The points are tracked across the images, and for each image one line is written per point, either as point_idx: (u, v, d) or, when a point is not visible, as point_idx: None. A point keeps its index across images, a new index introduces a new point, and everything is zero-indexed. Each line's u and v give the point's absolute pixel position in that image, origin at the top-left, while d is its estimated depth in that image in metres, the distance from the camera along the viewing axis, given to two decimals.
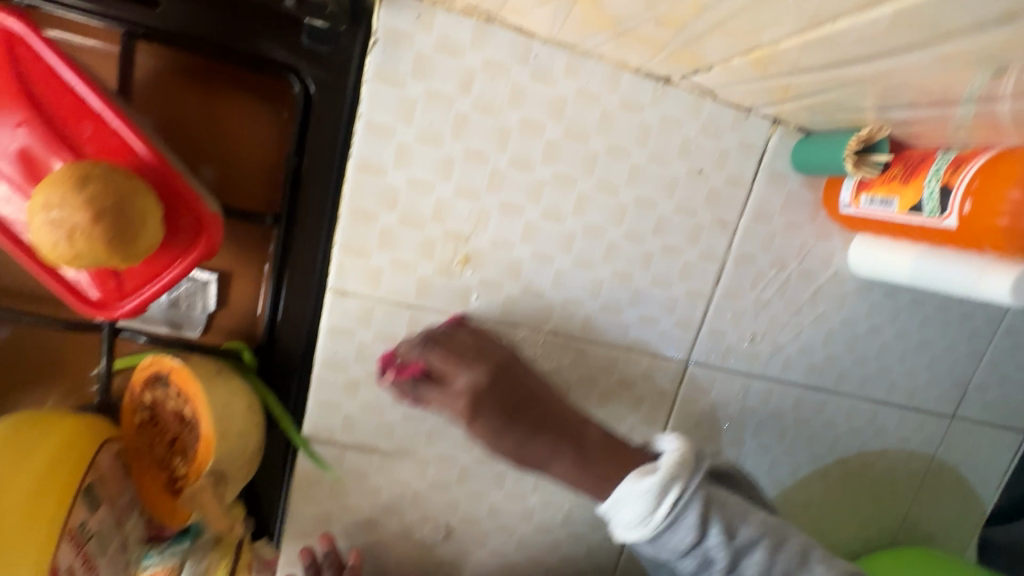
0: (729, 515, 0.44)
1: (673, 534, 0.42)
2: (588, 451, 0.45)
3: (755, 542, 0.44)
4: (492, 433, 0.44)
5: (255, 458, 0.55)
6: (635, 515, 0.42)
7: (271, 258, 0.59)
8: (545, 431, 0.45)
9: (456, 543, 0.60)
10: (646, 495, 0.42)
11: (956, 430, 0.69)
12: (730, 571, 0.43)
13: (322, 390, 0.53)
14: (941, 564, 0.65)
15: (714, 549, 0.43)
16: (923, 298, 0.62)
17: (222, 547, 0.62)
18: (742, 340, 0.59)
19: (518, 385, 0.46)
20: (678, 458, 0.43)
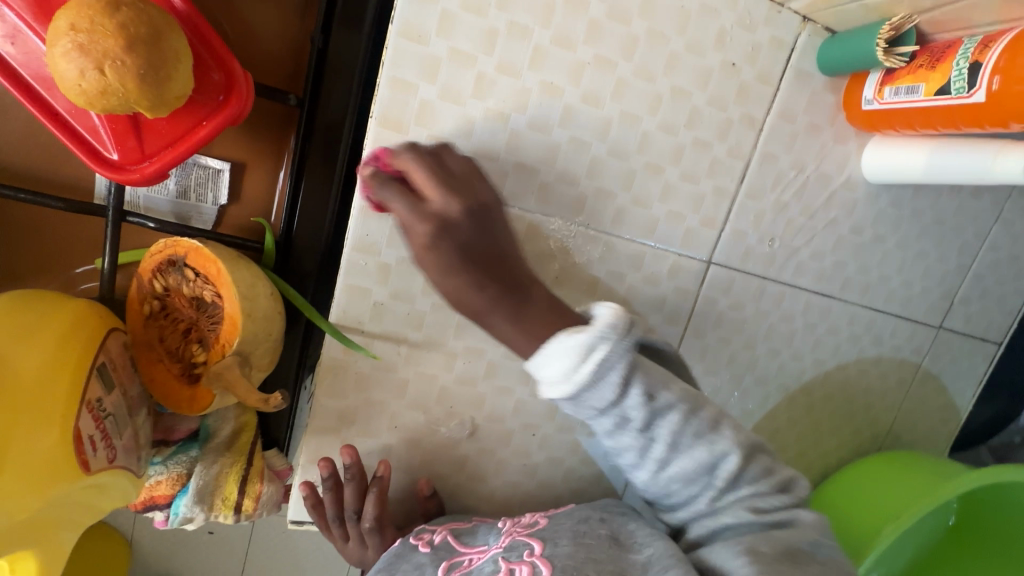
0: (652, 382, 0.41)
1: (595, 393, 0.39)
2: (530, 308, 0.40)
3: (673, 408, 0.41)
4: (439, 268, 0.38)
5: (278, 347, 0.53)
6: (558, 372, 0.38)
7: (292, 150, 0.57)
8: (490, 285, 0.38)
9: (480, 442, 0.60)
10: (572, 350, 0.38)
11: (941, 341, 0.74)
12: (645, 430, 0.41)
13: (352, 274, 0.52)
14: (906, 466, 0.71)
15: (632, 410, 0.40)
16: (923, 208, 0.66)
17: (235, 452, 0.60)
18: (760, 242, 0.61)
19: (483, 234, 0.39)
20: (611, 323, 0.39)
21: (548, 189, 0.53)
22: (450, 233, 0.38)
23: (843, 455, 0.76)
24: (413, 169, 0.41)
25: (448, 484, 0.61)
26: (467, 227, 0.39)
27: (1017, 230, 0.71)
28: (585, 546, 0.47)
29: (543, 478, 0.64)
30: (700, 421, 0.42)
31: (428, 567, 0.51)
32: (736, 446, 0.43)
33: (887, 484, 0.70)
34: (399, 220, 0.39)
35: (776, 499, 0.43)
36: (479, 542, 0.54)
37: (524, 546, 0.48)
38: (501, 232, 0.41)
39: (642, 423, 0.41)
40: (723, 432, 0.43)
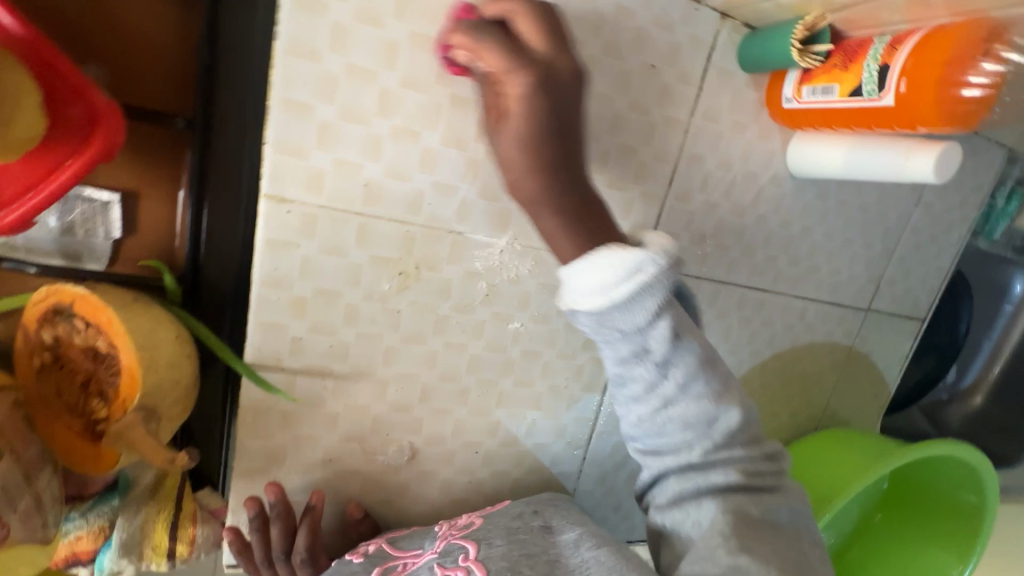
0: (680, 323, 0.40)
1: (628, 314, 0.38)
2: (592, 214, 0.40)
3: (691, 352, 0.41)
4: (522, 139, 0.38)
5: (190, 393, 0.49)
6: (599, 281, 0.38)
7: (188, 175, 0.52)
8: (558, 176, 0.39)
9: (421, 465, 0.59)
10: (618, 262, 0.38)
11: (870, 322, 0.77)
12: (660, 366, 0.40)
13: (264, 311, 0.48)
14: (845, 445, 0.74)
15: (655, 340, 0.39)
16: (848, 198, 0.67)
17: (160, 499, 0.57)
18: (692, 242, 0.61)
19: (575, 108, 0.39)
20: (663, 252, 0.39)
21: (469, 204, 0.51)
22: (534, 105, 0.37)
23: (784, 437, 0.79)
24: (517, 23, 0.39)
25: (391, 509, 0.60)
26: (547, 102, 0.38)
27: (935, 212, 0.73)
28: (518, 542, 0.50)
29: (490, 492, 0.64)
30: (711, 377, 0.41)
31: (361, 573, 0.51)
32: (739, 406, 0.42)
33: (828, 461, 0.73)
34: (494, 72, 0.38)
35: (764, 465, 0.43)
36: (413, 546, 0.54)
37: (459, 551, 0.50)
38: (581, 113, 0.40)
39: (660, 356, 0.40)
40: (730, 390, 0.42)
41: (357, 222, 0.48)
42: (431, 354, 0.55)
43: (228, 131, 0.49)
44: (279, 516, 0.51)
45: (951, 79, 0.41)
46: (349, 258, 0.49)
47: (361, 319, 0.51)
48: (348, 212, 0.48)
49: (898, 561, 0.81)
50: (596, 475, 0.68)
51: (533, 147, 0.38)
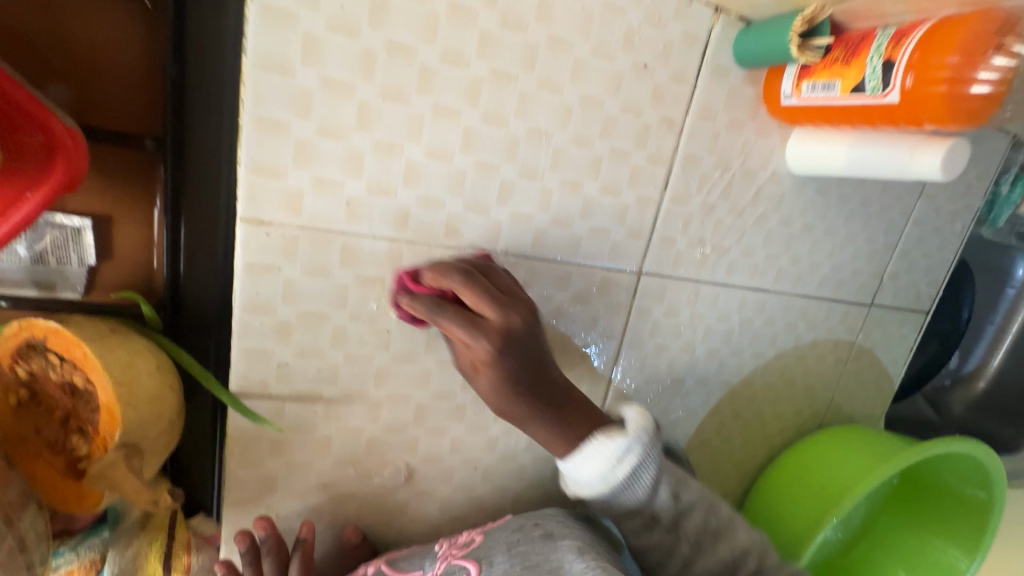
0: (671, 471, 0.50)
1: (630, 488, 0.47)
2: (570, 417, 0.48)
3: (695, 505, 0.51)
4: (494, 390, 0.45)
5: (174, 424, 0.47)
6: (597, 472, 0.46)
7: (163, 193, 0.49)
8: (540, 416, 0.47)
9: (418, 484, 0.57)
10: (609, 454, 0.46)
11: (873, 317, 0.75)
12: (671, 528, 0.50)
13: (248, 337, 0.46)
14: (857, 441, 0.72)
15: (660, 505, 0.49)
16: (849, 193, 0.65)
17: (151, 531, 0.55)
18: (690, 245, 0.59)
19: (534, 346, 0.46)
20: (642, 428, 0.48)
21: (458, 218, 0.49)
22: (509, 359, 0.44)
23: (789, 436, 0.78)
24: (468, 292, 0.43)
25: (391, 528, 0.59)
26: (518, 349, 0.45)
27: (939, 203, 0.71)
28: (519, 556, 0.50)
29: (491, 507, 0.62)
30: (718, 521, 0.52)
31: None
32: (749, 542, 0.51)
33: (836, 460, 0.71)
34: (459, 339, 0.43)
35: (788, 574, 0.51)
36: (414, 566, 0.54)
37: (461, 573, 0.50)
38: (541, 351, 0.47)
39: (668, 515, 0.50)
40: (737, 530, 0.52)
41: (340, 241, 0.46)
42: (425, 373, 0.53)
43: (202, 148, 0.46)
44: (271, 550, 0.49)
45: (960, 72, 0.39)
46: (335, 278, 0.47)
47: (350, 340, 0.49)
48: (330, 231, 0.46)
49: (906, 555, 0.81)
50: None
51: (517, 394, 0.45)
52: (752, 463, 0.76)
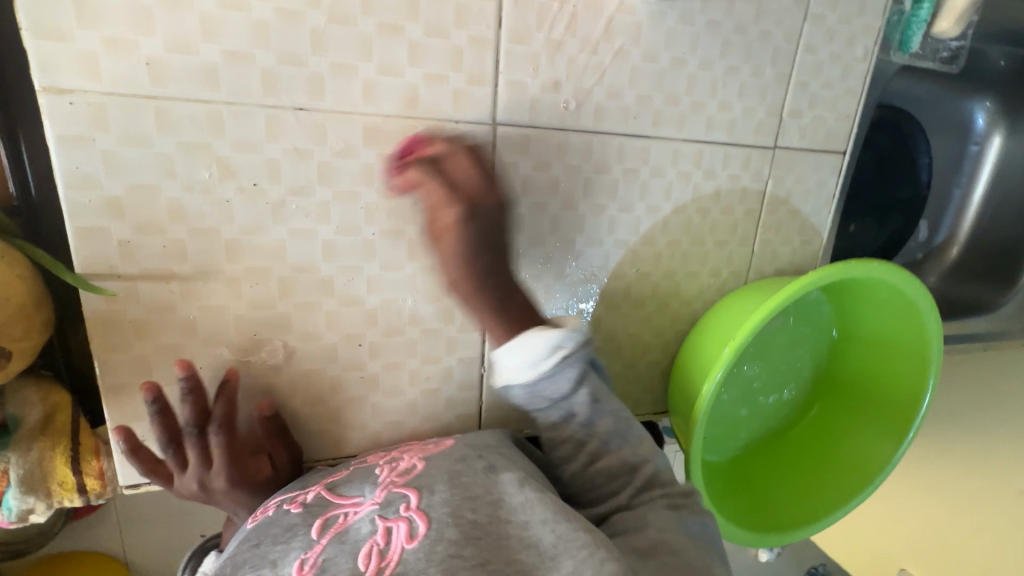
0: (596, 389, 0.57)
1: (554, 379, 0.54)
2: (512, 302, 0.55)
3: (610, 412, 0.58)
4: (459, 248, 0.52)
5: (26, 314, 0.49)
6: (525, 359, 0.54)
7: None
8: (494, 290, 0.54)
9: (303, 363, 0.58)
10: (542, 343, 0.53)
11: (781, 161, 0.72)
12: (585, 425, 0.57)
13: (80, 215, 0.47)
14: (759, 291, 0.70)
15: (577, 403, 0.56)
16: (719, 19, 0.61)
17: (53, 435, 0.57)
18: (546, 89, 0.57)
19: (494, 234, 0.53)
20: (584, 333, 0.56)
21: (273, 74, 0.48)
22: (457, 239, 0.51)
23: (711, 298, 0.75)
24: (441, 162, 0.52)
25: (286, 413, 0.59)
26: (477, 229, 0.51)
27: (830, 25, 0.67)
28: (460, 487, 0.51)
29: (389, 387, 0.62)
30: (628, 430, 0.59)
31: (300, 527, 0.49)
32: (648, 454, 0.59)
33: (733, 313, 0.70)
34: (433, 198, 0.51)
35: (675, 488, 0.57)
36: (353, 493, 0.52)
37: (400, 501, 0.49)
38: (506, 234, 0.54)
39: (584, 415, 0.56)
40: (643, 443, 0.59)
41: (152, 106, 0.46)
42: (279, 244, 0.53)
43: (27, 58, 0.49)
44: (190, 395, 0.52)
45: None
46: (155, 147, 0.47)
47: (189, 214, 0.50)
48: (138, 96, 0.46)
49: (867, 403, 0.79)
50: None
51: (467, 260, 0.52)
52: (674, 330, 0.75)
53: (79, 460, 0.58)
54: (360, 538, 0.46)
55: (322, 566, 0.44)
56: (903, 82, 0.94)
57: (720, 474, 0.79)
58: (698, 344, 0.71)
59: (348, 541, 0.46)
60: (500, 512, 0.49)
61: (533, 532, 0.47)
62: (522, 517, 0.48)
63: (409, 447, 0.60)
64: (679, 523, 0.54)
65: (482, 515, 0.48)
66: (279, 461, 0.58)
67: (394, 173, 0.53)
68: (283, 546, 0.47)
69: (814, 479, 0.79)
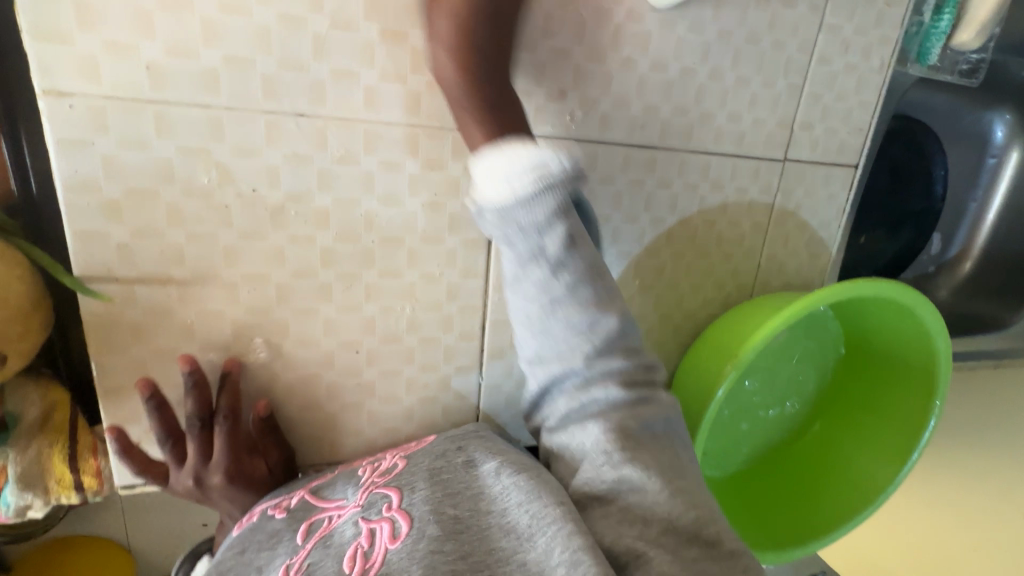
0: (574, 231, 0.46)
1: (528, 209, 0.44)
2: (506, 128, 0.47)
3: (583, 256, 0.47)
4: (460, 35, 0.45)
5: (24, 317, 0.49)
6: (500, 174, 0.44)
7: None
8: (479, 84, 0.46)
9: (299, 369, 0.58)
10: (517, 162, 0.44)
11: (790, 173, 0.70)
12: (555, 268, 0.46)
13: (78, 219, 0.47)
14: (764, 305, 0.69)
15: (549, 242, 0.45)
16: (731, 30, 0.60)
17: (51, 433, 0.58)
18: (551, 97, 0.56)
19: (501, 27, 0.45)
20: (568, 163, 0.45)
21: (274, 79, 0.48)
22: (445, 50, 0.45)
23: (715, 311, 0.74)
24: None
25: (282, 418, 0.59)
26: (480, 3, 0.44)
27: (846, 37, 0.65)
28: (441, 483, 0.50)
29: (385, 394, 0.62)
30: (600, 285, 0.49)
31: (285, 532, 0.50)
32: (619, 331, 0.50)
33: (736, 325, 0.69)
34: None
35: (636, 381, 0.51)
36: (337, 496, 0.53)
37: (382, 501, 0.49)
38: (509, 32, 0.46)
39: (555, 254, 0.46)
40: (617, 331, 0.50)
41: (152, 110, 0.46)
42: (277, 250, 0.53)
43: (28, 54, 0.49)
44: (194, 388, 0.52)
45: None
46: (154, 151, 0.47)
47: (187, 218, 0.49)
48: (138, 100, 0.45)
49: (869, 422, 0.77)
50: (501, 367, 0.65)
51: (466, 48, 0.45)
52: (676, 342, 0.74)
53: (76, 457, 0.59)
54: (344, 541, 0.46)
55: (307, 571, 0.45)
56: (921, 93, 0.92)
57: (717, 489, 0.78)
58: (701, 360, 0.70)
59: (333, 544, 0.47)
60: (481, 503, 0.48)
61: (510, 517, 0.46)
62: (500, 504, 0.47)
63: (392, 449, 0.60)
64: (639, 442, 0.48)
65: (464, 509, 0.47)
66: (272, 460, 0.58)
67: None
68: (268, 553, 0.49)
69: (813, 498, 0.78)
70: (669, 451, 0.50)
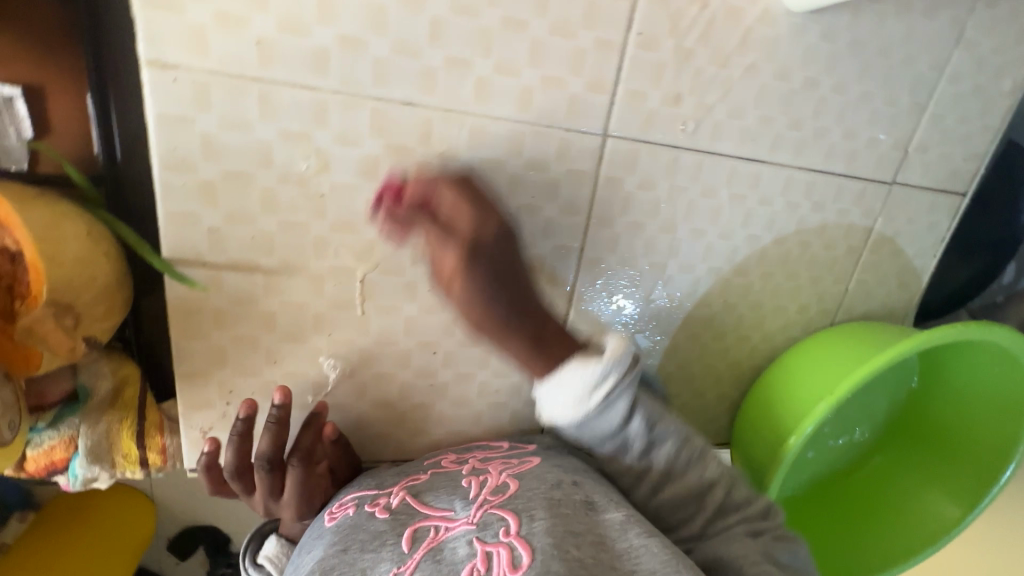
0: (649, 413, 0.53)
1: (604, 415, 0.51)
2: (546, 339, 0.49)
3: (668, 435, 0.54)
4: (479, 284, 0.45)
5: (115, 294, 0.47)
6: (567, 402, 0.50)
7: (88, 77, 0.48)
8: (518, 335, 0.48)
9: (375, 366, 0.56)
10: (586, 376, 0.49)
11: (896, 198, 0.66)
12: (641, 455, 0.53)
13: (172, 199, 0.44)
14: (870, 339, 0.66)
15: (633, 435, 0.52)
16: (863, 39, 0.55)
17: (121, 408, 0.57)
18: (666, 101, 0.52)
19: (506, 253, 0.46)
20: (622, 353, 0.50)
21: (385, 64, 0.44)
22: (464, 292, 0.45)
23: (794, 335, 0.71)
24: (440, 202, 0.45)
25: (351, 414, 0.58)
26: (484, 252, 0.45)
27: (982, 55, 0.60)
28: (562, 517, 0.47)
29: (456, 397, 0.60)
30: (691, 449, 0.54)
31: (389, 536, 0.49)
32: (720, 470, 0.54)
33: (821, 358, 0.67)
34: (438, 218, 0.45)
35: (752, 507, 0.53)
36: (442, 506, 0.51)
37: (500, 525, 0.46)
38: (518, 253, 0.47)
39: (639, 447, 0.53)
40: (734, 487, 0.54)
41: (257, 89, 0.43)
42: (367, 244, 0.50)
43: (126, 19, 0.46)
44: (278, 426, 0.51)
45: None
46: (255, 133, 0.44)
47: (281, 206, 0.47)
48: (244, 77, 0.42)
49: (945, 470, 0.71)
50: None
51: (486, 285, 0.45)
52: (750, 363, 0.71)
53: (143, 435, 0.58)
54: (459, 560, 0.45)
55: None
56: None
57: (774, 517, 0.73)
58: (779, 390, 0.68)
59: (446, 561, 0.45)
60: (605, 553, 0.45)
61: None
62: (629, 564, 0.44)
63: (492, 459, 0.57)
64: (769, 550, 0.50)
65: (589, 552, 0.44)
66: (339, 476, 0.59)
67: (390, 230, 0.48)
68: (373, 556, 0.47)
69: (877, 542, 0.71)
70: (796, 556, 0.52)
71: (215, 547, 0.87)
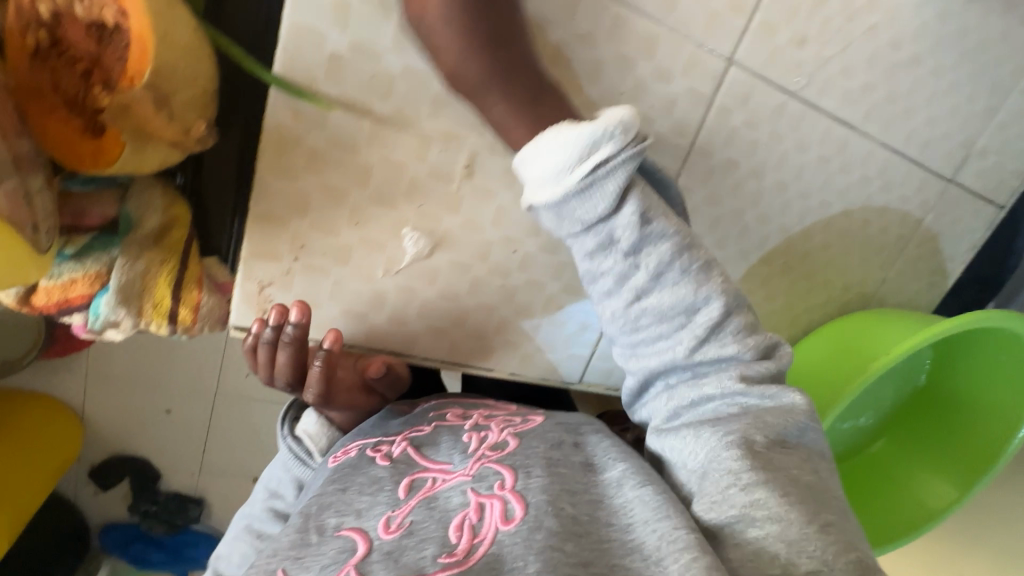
0: (648, 205, 0.41)
1: (586, 202, 0.39)
2: (542, 106, 0.41)
3: (665, 236, 0.42)
4: (465, 49, 0.39)
5: (208, 104, 0.44)
6: (549, 166, 0.39)
7: None
8: (515, 94, 0.41)
9: (452, 253, 0.53)
10: (569, 145, 0.38)
11: (949, 196, 0.69)
12: (630, 254, 0.41)
13: (301, 9, 0.41)
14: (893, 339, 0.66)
15: (621, 226, 0.41)
16: (967, 28, 0.58)
17: (164, 249, 0.51)
18: (792, 41, 0.53)
19: (511, 20, 0.41)
20: (621, 129, 0.39)
21: None
22: (466, 8, 0.38)
23: (831, 312, 0.74)
24: None
25: (415, 302, 0.55)
26: (482, 22, 0.39)
27: None
28: (559, 476, 0.41)
29: (522, 304, 0.58)
30: (691, 262, 0.42)
31: (387, 482, 0.45)
32: (721, 294, 0.43)
33: (852, 342, 0.70)
34: None
35: (758, 367, 0.43)
36: (441, 458, 0.46)
37: (495, 477, 0.41)
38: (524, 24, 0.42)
39: (627, 244, 0.41)
40: (727, 321, 0.43)
41: None
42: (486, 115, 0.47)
43: None
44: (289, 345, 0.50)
45: None
46: None
47: (411, 46, 0.43)
48: None
49: (949, 456, 0.75)
50: None
51: (486, 63, 0.40)
52: (786, 331, 0.73)
53: (179, 287, 0.52)
54: (451, 509, 0.40)
55: (409, 530, 0.39)
56: None
57: None
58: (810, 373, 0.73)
59: (438, 508, 0.40)
60: (600, 512, 0.39)
61: (635, 535, 0.37)
62: (622, 519, 0.38)
63: (494, 417, 0.52)
64: (773, 458, 0.39)
65: (583, 510, 0.39)
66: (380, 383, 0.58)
67: None
68: (370, 498, 0.43)
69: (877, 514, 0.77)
70: (810, 467, 0.40)
71: (141, 480, 1.00)
